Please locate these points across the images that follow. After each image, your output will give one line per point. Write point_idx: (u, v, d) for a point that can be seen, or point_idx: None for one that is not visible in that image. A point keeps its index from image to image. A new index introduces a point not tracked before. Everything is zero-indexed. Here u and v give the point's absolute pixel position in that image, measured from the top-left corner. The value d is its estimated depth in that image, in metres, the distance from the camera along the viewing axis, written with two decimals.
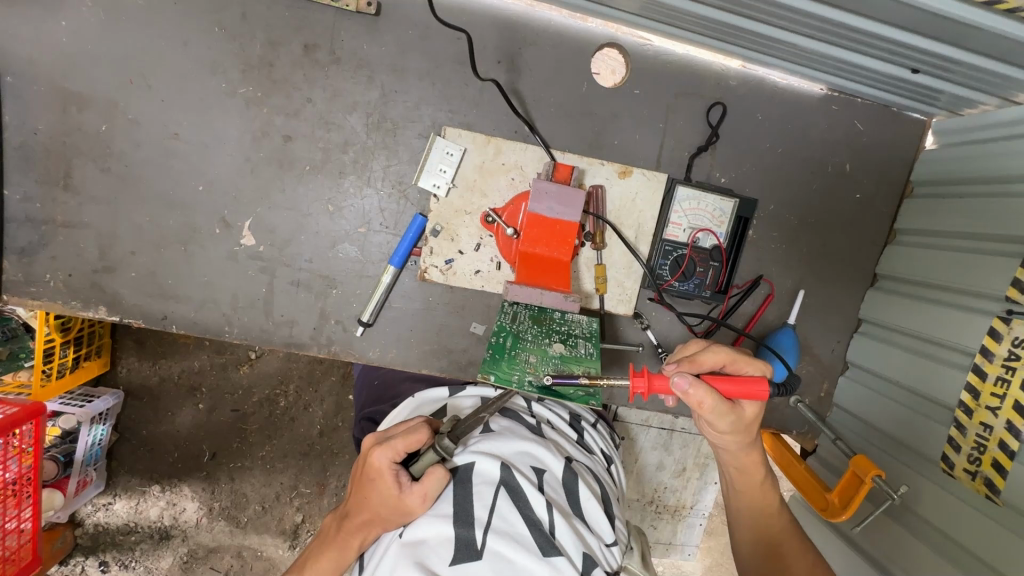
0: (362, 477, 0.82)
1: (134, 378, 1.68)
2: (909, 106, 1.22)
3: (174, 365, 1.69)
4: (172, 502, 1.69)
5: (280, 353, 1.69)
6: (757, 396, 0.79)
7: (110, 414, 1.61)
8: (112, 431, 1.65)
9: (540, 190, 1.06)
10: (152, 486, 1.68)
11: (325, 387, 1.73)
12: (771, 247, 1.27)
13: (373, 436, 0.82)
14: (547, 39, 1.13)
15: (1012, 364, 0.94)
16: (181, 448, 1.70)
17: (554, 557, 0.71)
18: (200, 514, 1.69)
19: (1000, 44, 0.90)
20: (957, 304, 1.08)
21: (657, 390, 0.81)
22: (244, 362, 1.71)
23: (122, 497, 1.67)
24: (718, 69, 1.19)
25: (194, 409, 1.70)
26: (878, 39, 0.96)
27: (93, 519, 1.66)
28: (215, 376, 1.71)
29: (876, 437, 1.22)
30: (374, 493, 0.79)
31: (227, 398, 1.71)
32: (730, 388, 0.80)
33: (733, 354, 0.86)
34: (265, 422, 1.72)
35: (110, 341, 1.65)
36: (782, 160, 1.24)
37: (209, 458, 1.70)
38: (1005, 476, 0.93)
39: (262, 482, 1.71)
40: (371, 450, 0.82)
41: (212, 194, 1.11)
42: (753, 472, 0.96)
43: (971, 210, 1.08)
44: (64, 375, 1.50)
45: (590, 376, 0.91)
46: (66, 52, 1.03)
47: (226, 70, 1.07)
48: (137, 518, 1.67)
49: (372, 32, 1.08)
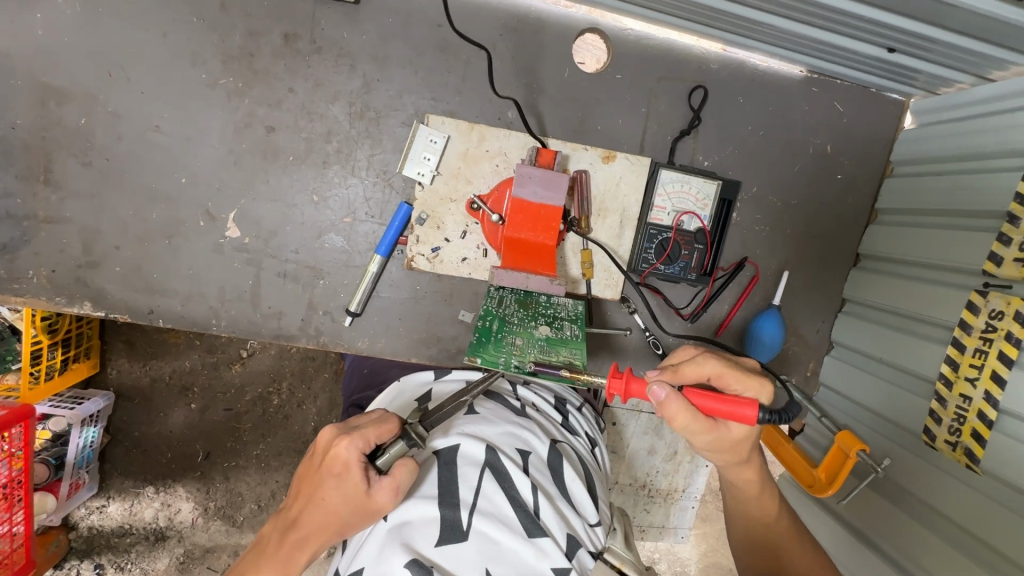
0: (321, 472, 0.78)
1: (124, 379, 1.67)
2: (888, 87, 1.24)
3: (165, 364, 1.68)
4: (167, 503, 1.68)
5: (271, 350, 1.69)
6: (742, 419, 0.74)
7: (101, 415, 1.61)
8: (103, 433, 1.65)
9: (524, 176, 1.06)
10: (146, 487, 1.68)
11: (318, 384, 1.73)
12: (755, 229, 1.29)
13: (338, 427, 0.79)
14: (529, 25, 1.13)
15: (990, 335, 0.96)
16: (175, 449, 1.69)
17: (540, 538, 0.75)
18: (196, 514, 1.69)
19: (977, 22, 0.91)
20: (938, 280, 1.09)
21: (634, 394, 0.80)
22: (235, 361, 1.70)
23: (115, 499, 1.66)
24: (699, 54, 1.20)
25: (185, 408, 1.69)
26: (857, 19, 0.97)
27: (87, 522, 1.65)
28: (205, 376, 1.70)
29: (861, 413, 1.24)
30: (338, 489, 0.76)
31: (219, 397, 1.70)
32: (710, 404, 0.76)
33: (721, 367, 0.81)
34: (258, 421, 1.72)
35: (98, 342, 1.64)
36: (765, 144, 1.25)
37: (203, 458, 1.70)
38: (985, 445, 0.95)
39: (257, 481, 1.71)
40: (335, 443, 0.78)
41: (196, 187, 1.11)
42: (747, 488, 0.90)
43: (951, 188, 1.10)
44: (52, 377, 1.49)
45: (569, 371, 0.93)
46: (44, 45, 1.02)
47: (206, 61, 1.06)
48: (131, 519, 1.67)
49: (353, 22, 1.08)
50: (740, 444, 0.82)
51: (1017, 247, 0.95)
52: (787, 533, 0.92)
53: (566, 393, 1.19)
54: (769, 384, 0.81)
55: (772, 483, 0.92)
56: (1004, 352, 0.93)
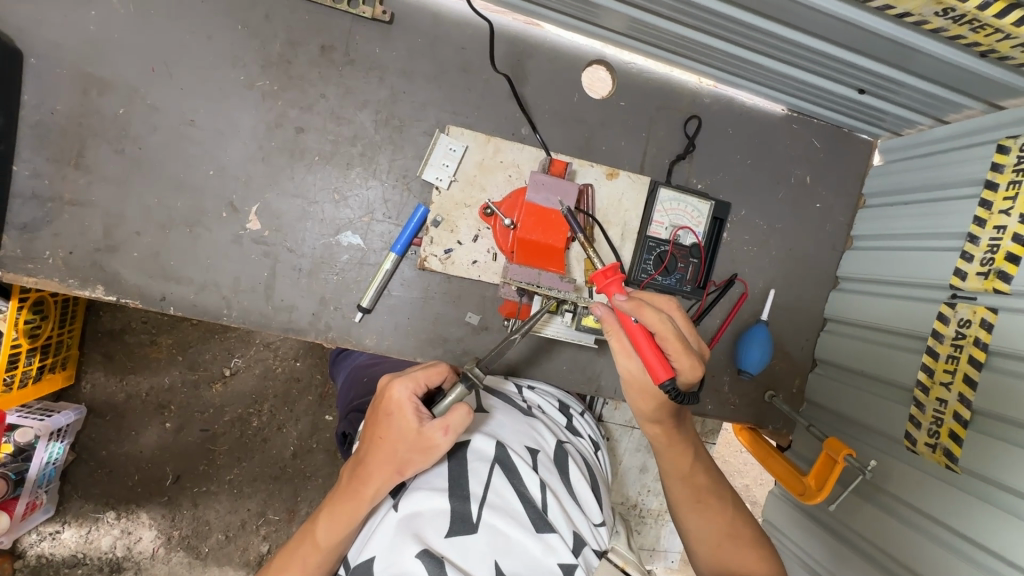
0: (379, 414, 0.87)
1: (99, 393, 1.71)
2: (858, 127, 1.39)
3: (143, 380, 1.74)
4: (127, 531, 1.72)
5: (257, 370, 1.79)
6: (656, 369, 0.84)
7: (69, 430, 1.64)
8: (69, 451, 1.67)
9: (537, 182, 1.16)
10: (107, 512, 1.71)
11: (301, 406, 1.82)
12: (744, 249, 1.39)
13: (391, 373, 0.89)
14: (544, 54, 1.26)
15: (960, 342, 1.05)
16: (143, 470, 1.74)
17: (547, 533, 0.80)
18: (157, 543, 1.74)
19: (936, 66, 1.04)
20: (913, 296, 1.19)
21: (609, 290, 0.91)
22: (218, 379, 1.78)
23: (70, 525, 1.69)
24: (694, 89, 1.33)
25: (160, 428, 1.75)
26: (830, 59, 1.11)
27: (36, 549, 1.67)
28: (185, 394, 1.76)
29: (847, 426, 1.30)
30: (394, 427, 0.84)
31: (197, 416, 1.77)
32: (653, 351, 0.85)
33: (673, 333, 0.85)
34: (235, 443, 1.78)
35: (77, 353, 1.68)
36: (751, 172, 1.38)
37: (172, 481, 1.75)
38: (962, 445, 1.02)
39: (227, 509, 1.77)
40: (388, 387, 0.88)
41: (222, 179, 1.15)
42: (667, 433, 0.97)
43: (918, 216, 1.22)
44: (26, 385, 1.50)
45: (584, 239, 1.05)
46: (94, 39, 1.08)
47: (246, 64, 1.14)
48: (86, 548, 1.70)
49: (385, 38, 1.18)
50: (652, 392, 0.93)
51: (978, 263, 1.06)
52: (704, 485, 1.00)
53: (568, 399, 1.27)
54: (702, 372, 0.87)
55: (687, 428, 1.00)
56: (974, 356, 1.02)
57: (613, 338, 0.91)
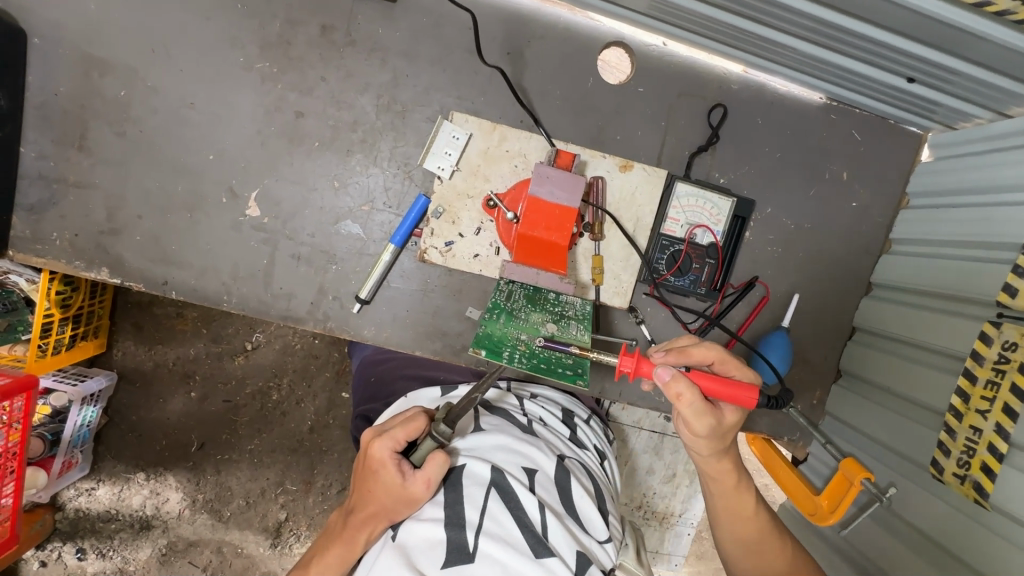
0: (365, 469, 0.86)
1: (129, 361, 1.77)
2: (906, 119, 1.25)
3: (170, 351, 1.79)
4: (156, 492, 1.79)
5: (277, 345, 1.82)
6: (742, 399, 0.85)
7: (101, 396, 1.71)
8: (102, 414, 1.75)
9: (541, 174, 1.09)
10: (137, 474, 1.79)
11: (319, 383, 1.85)
12: (767, 249, 1.29)
13: (372, 429, 0.87)
14: (557, 35, 1.17)
15: (1002, 367, 0.95)
16: (171, 436, 1.80)
17: (546, 557, 0.76)
18: (184, 505, 1.80)
19: (999, 53, 0.92)
20: (951, 310, 1.08)
21: (643, 371, 0.87)
22: (239, 353, 1.81)
23: (105, 483, 1.77)
24: (721, 74, 1.22)
25: (186, 397, 1.80)
26: (873, 43, 0.99)
27: (74, 503, 1.76)
28: (209, 365, 1.81)
29: (866, 443, 1.21)
30: (379, 484, 0.83)
31: (220, 388, 1.81)
32: (719, 388, 0.86)
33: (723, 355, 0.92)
34: (256, 416, 1.83)
35: (109, 324, 1.74)
36: (781, 166, 1.27)
37: (197, 448, 1.81)
38: (994, 480, 0.92)
39: (248, 477, 1.82)
40: (371, 444, 0.86)
41: (221, 164, 1.14)
42: (724, 477, 0.97)
43: (966, 221, 1.10)
44: (61, 352, 1.55)
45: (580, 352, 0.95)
46: (93, 18, 1.07)
47: (244, 45, 1.10)
48: (119, 505, 1.78)
49: (388, 18, 1.12)
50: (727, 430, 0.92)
51: None
52: (764, 527, 0.98)
53: (573, 405, 1.23)
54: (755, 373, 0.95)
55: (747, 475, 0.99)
56: (1017, 383, 0.92)
57: (681, 407, 0.87)
